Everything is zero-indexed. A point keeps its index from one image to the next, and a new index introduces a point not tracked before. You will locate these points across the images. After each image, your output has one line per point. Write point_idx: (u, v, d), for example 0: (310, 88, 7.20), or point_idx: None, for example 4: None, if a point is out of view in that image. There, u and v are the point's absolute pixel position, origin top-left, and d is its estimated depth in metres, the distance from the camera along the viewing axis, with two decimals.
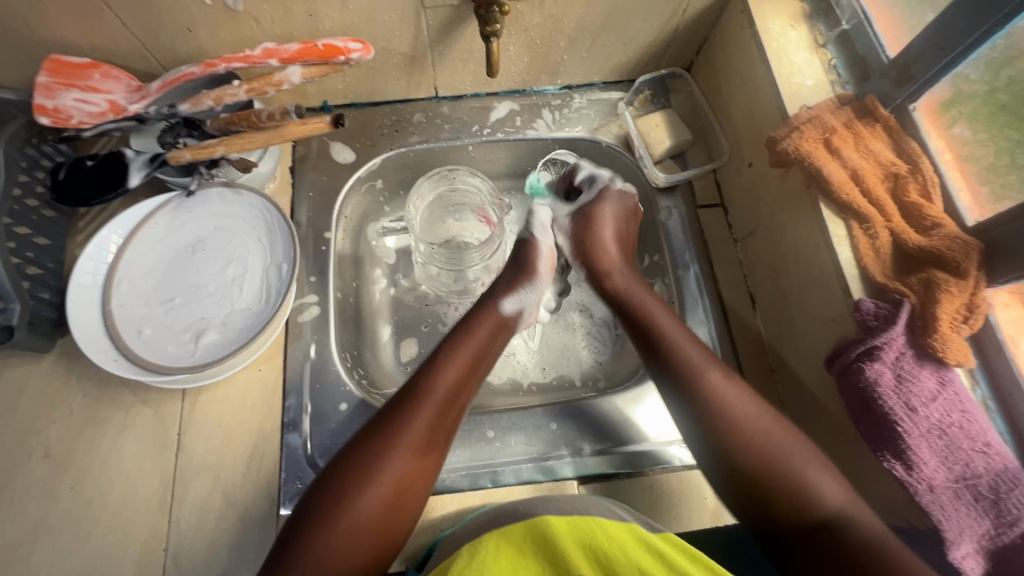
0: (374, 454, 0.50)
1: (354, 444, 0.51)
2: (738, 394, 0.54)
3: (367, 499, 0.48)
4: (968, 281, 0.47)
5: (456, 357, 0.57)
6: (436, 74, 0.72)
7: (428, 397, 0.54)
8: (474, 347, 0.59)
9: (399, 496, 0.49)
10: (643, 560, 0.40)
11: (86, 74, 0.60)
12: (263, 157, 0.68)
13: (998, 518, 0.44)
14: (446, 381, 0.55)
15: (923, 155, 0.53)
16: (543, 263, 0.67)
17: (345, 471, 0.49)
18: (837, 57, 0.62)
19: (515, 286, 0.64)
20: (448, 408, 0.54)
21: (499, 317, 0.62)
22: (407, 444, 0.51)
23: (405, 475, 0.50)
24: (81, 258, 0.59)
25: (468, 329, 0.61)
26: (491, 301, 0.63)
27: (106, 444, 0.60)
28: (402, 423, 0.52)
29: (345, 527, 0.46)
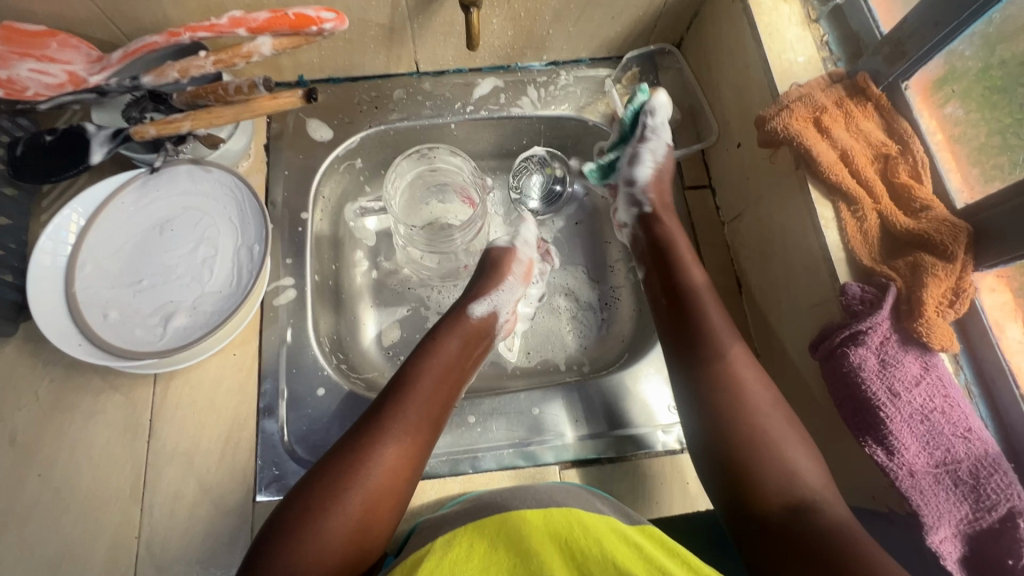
0: (346, 471, 0.49)
1: (325, 461, 0.50)
2: (753, 386, 0.54)
3: (336, 517, 0.47)
4: (955, 265, 0.46)
5: (424, 371, 0.57)
6: (416, 47, 0.69)
7: (399, 412, 0.53)
8: (445, 358, 0.59)
9: (368, 514, 0.48)
10: (617, 553, 0.41)
11: (41, 42, 0.57)
12: (235, 134, 0.65)
13: (977, 503, 0.44)
14: (416, 398, 0.55)
15: (914, 136, 0.52)
16: (519, 267, 0.67)
17: (313, 487, 0.48)
18: (829, 33, 0.60)
19: (486, 285, 0.65)
20: (421, 423, 0.54)
21: (470, 324, 0.63)
22: (378, 460, 0.50)
23: (377, 491, 0.49)
24: (40, 239, 0.56)
25: (438, 340, 0.60)
26: (462, 305, 0.64)
27: (74, 431, 0.58)
28: (371, 437, 0.51)
29: (313, 546, 0.45)
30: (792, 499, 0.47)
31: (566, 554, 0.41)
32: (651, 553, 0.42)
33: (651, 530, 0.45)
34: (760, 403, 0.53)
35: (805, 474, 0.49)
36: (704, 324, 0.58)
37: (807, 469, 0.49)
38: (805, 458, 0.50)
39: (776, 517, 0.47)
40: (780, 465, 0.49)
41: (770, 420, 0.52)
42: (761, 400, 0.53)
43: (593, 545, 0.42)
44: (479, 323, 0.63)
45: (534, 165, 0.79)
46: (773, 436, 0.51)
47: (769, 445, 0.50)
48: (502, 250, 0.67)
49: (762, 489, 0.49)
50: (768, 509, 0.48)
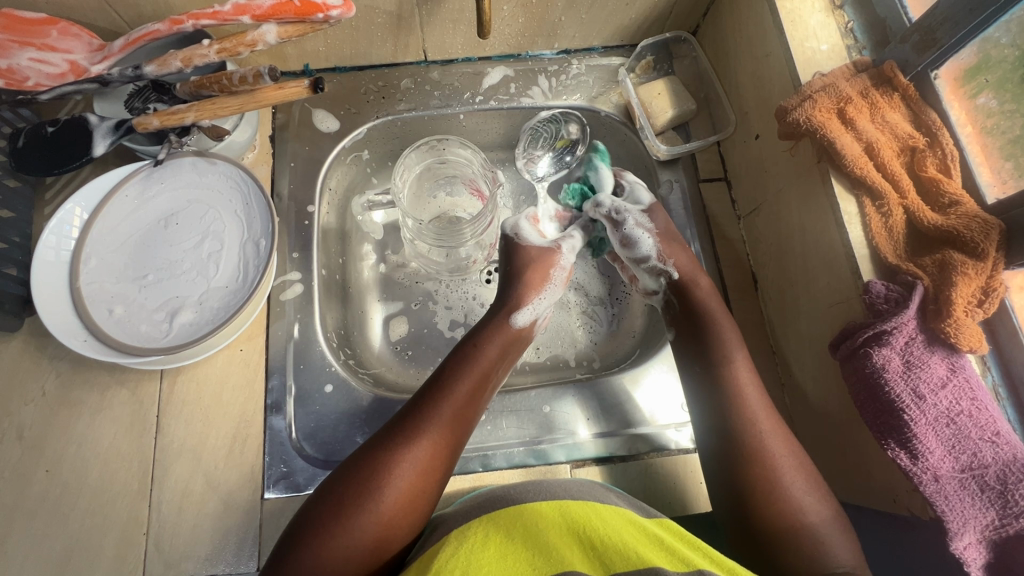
0: (375, 473, 0.48)
1: (356, 462, 0.49)
2: (755, 401, 0.53)
3: (362, 521, 0.46)
4: (985, 264, 0.44)
5: (461, 375, 0.55)
6: (424, 35, 0.67)
7: (434, 416, 0.52)
8: (483, 363, 0.57)
9: (395, 519, 0.47)
10: (638, 545, 0.40)
11: (42, 31, 0.55)
12: (239, 125, 0.64)
13: (1004, 509, 0.43)
14: (451, 402, 0.53)
15: (943, 127, 0.50)
16: (560, 273, 0.64)
17: (339, 488, 0.48)
18: (854, 20, 0.58)
19: (527, 293, 0.62)
20: (455, 430, 0.52)
21: (510, 331, 0.60)
22: (408, 465, 0.49)
23: (406, 497, 0.48)
24: (43, 233, 0.55)
25: (477, 344, 0.58)
26: (504, 313, 0.61)
27: (80, 427, 0.57)
28: (404, 441, 0.50)
29: (338, 546, 0.45)
30: (796, 515, 0.48)
31: (586, 546, 0.40)
32: (672, 546, 0.40)
33: (671, 525, 0.44)
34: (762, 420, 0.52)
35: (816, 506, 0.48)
36: (713, 344, 0.57)
37: (801, 480, 0.49)
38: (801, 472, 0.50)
39: (784, 533, 0.47)
40: (775, 479, 0.49)
41: (772, 435, 0.51)
42: (763, 415, 0.52)
43: (613, 538, 0.40)
44: (521, 332, 0.61)
45: (546, 130, 0.75)
46: (773, 451, 0.50)
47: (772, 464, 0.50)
48: (543, 251, 0.64)
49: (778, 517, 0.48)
50: (772, 525, 0.48)
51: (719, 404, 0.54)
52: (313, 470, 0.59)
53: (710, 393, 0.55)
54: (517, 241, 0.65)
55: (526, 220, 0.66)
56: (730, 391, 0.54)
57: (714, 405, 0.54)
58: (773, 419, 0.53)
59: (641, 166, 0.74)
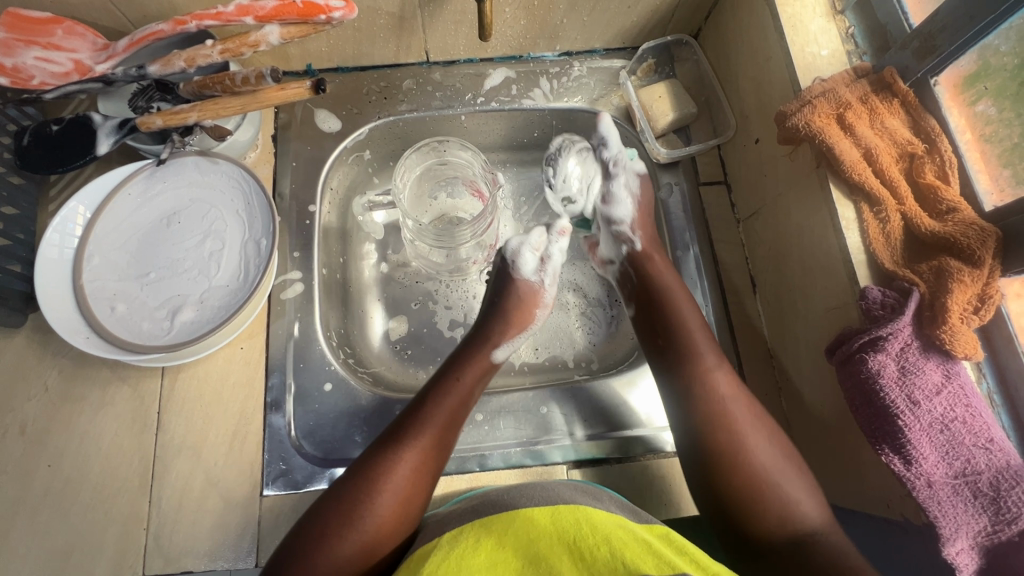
0: (361, 496, 0.49)
1: (339, 491, 0.50)
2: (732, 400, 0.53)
3: (347, 548, 0.47)
4: (982, 271, 0.44)
5: (445, 398, 0.56)
6: (426, 36, 0.67)
7: (416, 438, 0.52)
8: (463, 392, 0.57)
9: (378, 549, 0.48)
10: (628, 551, 0.40)
11: (47, 30, 0.56)
12: (242, 125, 0.65)
13: (996, 516, 0.43)
14: (433, 424, 0.54)
15: (942, 134, 0.50)
16: (542, 313, 0.66)
17: (329, 508, 0.49)
18: (855, 25, 0.58)
19: (506, 329, 0.63)
20: (436, 451, 0.53)
21: (488, 361, 0.61)
22: (392, 486, 0.50)
23: (387, 529, 0.49)
24: (47, 232, 0.56)
25: (457, 372, 0.58)
26: (484, 343, 0.62)
27: (83, 422, 0.58)
28: (384, 472, 0.50)
29: None
30: (789, 528, 0.48)
31: (574, 556, 0.40)
32: (660, 550, 0.41)
33: (663, 531, 0.44)
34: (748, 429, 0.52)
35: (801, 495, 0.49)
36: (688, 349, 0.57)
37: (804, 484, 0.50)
38: (796, 477, 0.50)
39: (773, 544, 0.48)
40: (755, 478, 0.50)
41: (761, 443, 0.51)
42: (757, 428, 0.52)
43: (603, 543, 0.41)
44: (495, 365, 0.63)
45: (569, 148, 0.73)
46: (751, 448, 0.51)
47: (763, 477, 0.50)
48: (532, 293, 0.66)
49: (768, 519, 0.49)
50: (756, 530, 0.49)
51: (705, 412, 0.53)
52: (312, 468, 0.59)
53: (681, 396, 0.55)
54: (512, 270, 0.66)
55: (548, 265, 0.67)
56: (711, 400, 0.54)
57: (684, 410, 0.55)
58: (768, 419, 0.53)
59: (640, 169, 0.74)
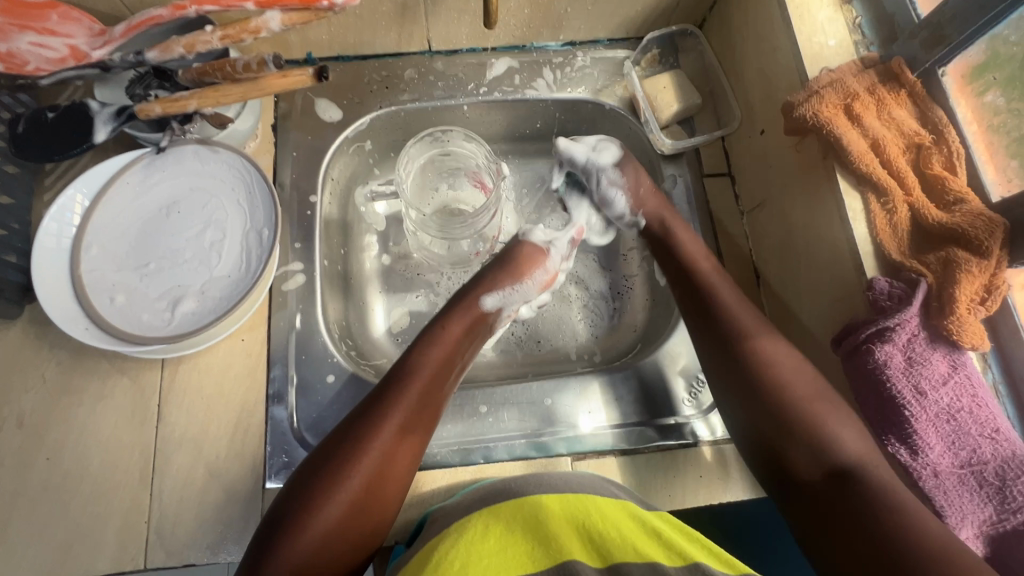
0: (348, 453, 0.49)
1: (327, 448, 0.50)
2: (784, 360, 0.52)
3: (336, 501, 0.47)
4: (989, 262, 0.45)
5: (427, 360, 0.56)
6: (429, 25, 0.66)
7: (396, 403, 0.52)
8: (448, 346, 0.58)
9: (368, 500, 0.49)
10: (637, 538, 0.41)
11: (43, 15, 0.55)
12: (242, 113, 0.64)
13: (1001, 505, 0.43)
14: (414, 390, 0.54)
15: (949, 125, 0.50)
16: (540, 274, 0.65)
17: (314, 476, 0.48)
18: (862, 15, 0.58)
19: (502, 277, 0.63)
20: (421, 409, 0.53)
21: (478, 311, 0.61)
22: (374, 452, 0.50)
23: (375, 480, 0.49)
24: (44, 219, 0.55)
25: (443, 325, 0.59)
26: (473, 295, 0.62)
27: (82, 414, 0.57)
28: (370, 427, 0.51)
29: (312, 530, 0.46)
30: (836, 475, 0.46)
31: (584, 536, 0.42)
32: (670, 538, 0.42)
33: (670, 517, 0.45)
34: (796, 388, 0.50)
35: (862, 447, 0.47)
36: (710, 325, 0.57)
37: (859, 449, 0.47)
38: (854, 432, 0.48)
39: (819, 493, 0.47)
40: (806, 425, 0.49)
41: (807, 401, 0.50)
42: (802, 390, 0.50)
43: (613, 531, 0.42)
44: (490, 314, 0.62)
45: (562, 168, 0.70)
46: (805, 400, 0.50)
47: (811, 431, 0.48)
48: (534, 250, 0.65)
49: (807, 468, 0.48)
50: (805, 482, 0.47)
51: (744, 388, 0.52)
52: None
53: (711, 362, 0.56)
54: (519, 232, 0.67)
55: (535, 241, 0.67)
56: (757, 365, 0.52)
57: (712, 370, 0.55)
58: (818, 395, 0.50)
59: (644, 160, 0.73)
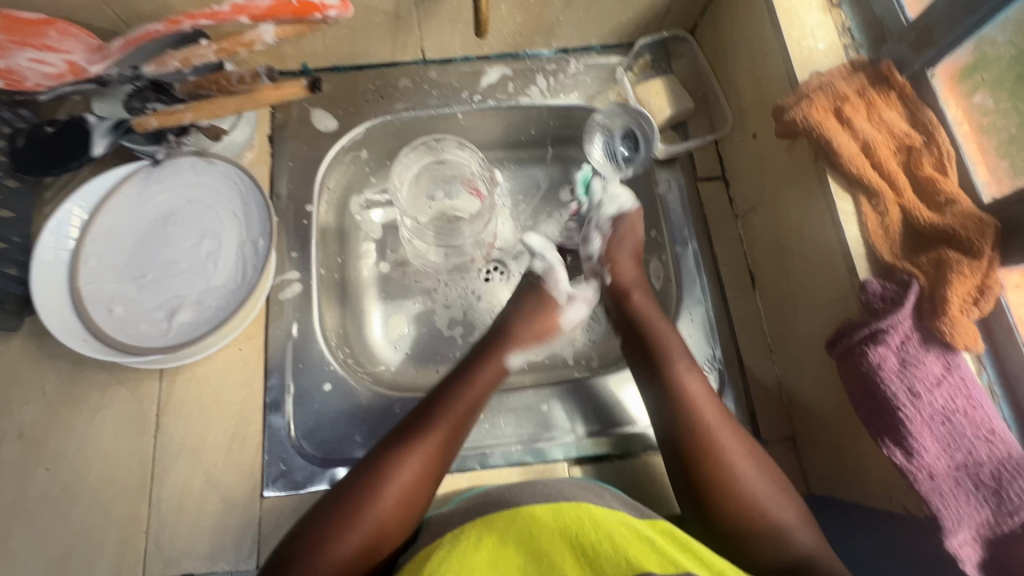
0: (371, 488, 0.50)
1: (350, 480, 0.51)
2: (719, 422, 0.54)
3: (349, 538, 0.48)
4: (981, 262, 0.45)
5: (458, 404, 0.56)
6: (422, 35, 0.67)
7: (422, 444, 0.53)
8: (478, 392, 0.58)
9: (378, 542, 0.49)
10: (628, 546, 0.41)
11: (40, 31, 0.55)
12: (238, 124, 0.65)
13: (998, 507, 0.43)
14: (441, 433, 0.54)
15: (939, 126, 0.50)
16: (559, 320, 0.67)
17: (331, 508, 0.49)
18: (852, 18, 0.58)
19: (523, 333, 0.64)
20: (446, 455, 0.54)
21: (504, 365, 0.62)
22: (401, 476, 0.51)
23: (390, 523, 0.50)
24: (43, 233, 0.55)
25: (473, 370, 0.59)
26: (500, 348, 0.62)
27: (81, 425, 0.58)
28: (393, 466, 0.51)
29: (322, 564, 0.47)
30: (786, 554, 0.49)
31: (577, 549, 0.41)
32: (663, 548, 0.41)
33: (665, 526, 0.44)
34: (732, 451, 0.53)
35: (800, 525, 0.50)
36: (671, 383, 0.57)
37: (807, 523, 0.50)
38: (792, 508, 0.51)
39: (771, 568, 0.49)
40: (745, 492, 0.51)
41: (755, 480, 0.52)
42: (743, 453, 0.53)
43: (604, 538, 0.41)
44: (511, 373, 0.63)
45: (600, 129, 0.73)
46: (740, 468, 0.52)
47: (756, 502, 0.51)
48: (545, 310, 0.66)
49: (760, 546, 0.50)
50: (748, 545, 0.50)
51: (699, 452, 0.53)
52: (312, 468, 0.59)
53: (664, 408, 0.56)
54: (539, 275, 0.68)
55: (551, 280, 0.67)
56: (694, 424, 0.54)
57: (662, 415, 0.56)
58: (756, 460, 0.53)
59: None
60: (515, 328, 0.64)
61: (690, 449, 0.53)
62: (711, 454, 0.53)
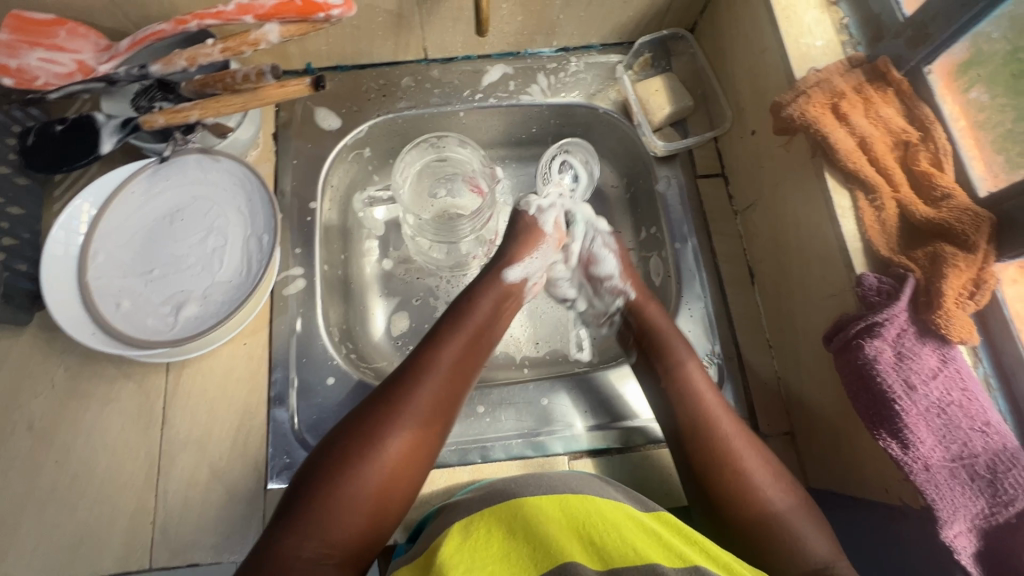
0: (386, 414, 0.51)
1: (359, 412, 0.51)
2: (730, 424, 0.54)
3: (371, 463, 0.48)
4: (976, 256, 0.45)
5: (459, 331, 0.58)
6: (424, 34, 0.68)
7: (430, 370, 0.54)
8: (478, 319, 0.59)
9: (399, 468, 0.49)
10: (635, 538, 0.42)
11: (51, 32, 0.57)
12: (243, 123, 0.66)
13: (993, 497, 0.43)
14: (446, 358, 0.55)
15: (936, 122, 0.50)
16: (550, 238, 0.66)
17: (347, 437, 0.49)
18: (849, 16, 0.58)
19: (520, 250, 0.64)
20: (455, 378, 0.55)
21: (503, 285, 0.63)
22: (411, 414, 0.51)
23: (408, 446, 0.50)
24: (53, 228, 0.57)
25: (472, 298, 0.61)
26: (497, 269, 0.63)
27: (90, 417, 0.59)
28: (405, 392, 0.52)
29: (347, 493, 0.47)
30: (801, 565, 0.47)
31: (584, 539, 0.42)
32: (667, 539, 0.42)
33: (667, 518, 0.45)
34: (744, 456, 0.52)
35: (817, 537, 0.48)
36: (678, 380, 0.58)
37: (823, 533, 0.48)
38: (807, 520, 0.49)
39: None
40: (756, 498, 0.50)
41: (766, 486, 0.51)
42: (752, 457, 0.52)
43: (611, 531, 0.42)
44: (514, 286, 0.63)
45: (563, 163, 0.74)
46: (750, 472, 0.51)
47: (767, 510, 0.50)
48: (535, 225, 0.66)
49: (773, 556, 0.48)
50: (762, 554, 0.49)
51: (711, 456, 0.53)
52: None
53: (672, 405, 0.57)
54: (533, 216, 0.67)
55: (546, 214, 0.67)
56: (705, 425, 0.54)
57: (673, 416, 0.56)
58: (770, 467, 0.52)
59: (637, 163, 0.74)
60: (509, 249, 0.65)
61: (702, 451, 0.53)
62: (722, 456, 0.52)
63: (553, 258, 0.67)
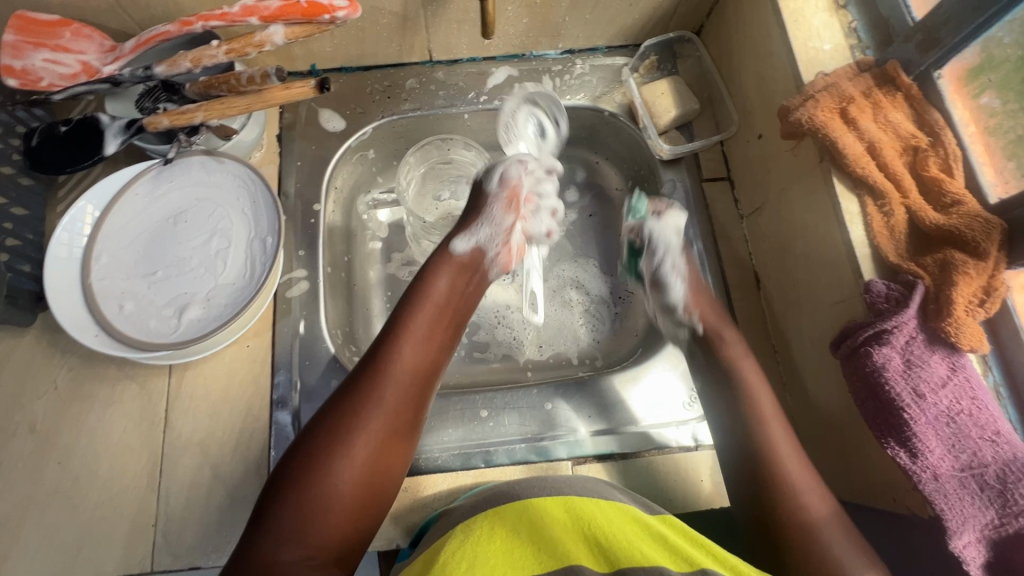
0: (354, 408, 0.50)
1: (325, 410, 0.51)
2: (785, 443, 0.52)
3: (345, 460, 0.48)
4: (987, 263, 0.44)
5: (418, 314, 0.57)
6: (429, 35, 0.68)
7: (392, 360, 0.53)
8: (438, 300, 0.59)
9: (376, 462, 0.49)
10: (641, 542, 0.41)
11: (55, 32, 0.56)
12: (247, 124, 0.65)
13: (1003, 508, 0.43)
14: (409, 346, 0.55)
15: (946, 127, 0.50)
16: (499, 196, 0.63)
17: (316, 435, 0.49)
18: (858, 20, 0.58)
19: (466, 220, 0.63)
20: (421, 365, 0.55)
21: (455, 259, 0.61)
22: (379, 405, 0.51)
23: (380, 439, 0.50)
24: (56, 230, 0.56)
25: (428, 277, 0.60)
26: (445, 245, 0.62)
27: (92, 419, 0.59)
28: (370, 386, 0.51)
29: (322, 492, 0.46)
30: None
31: (591, 541, 0.41)
32: (674, 543, 0.42)
33: (674, 521, 0.45)
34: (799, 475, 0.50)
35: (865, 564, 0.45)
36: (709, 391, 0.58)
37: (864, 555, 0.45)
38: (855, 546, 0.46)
39: None
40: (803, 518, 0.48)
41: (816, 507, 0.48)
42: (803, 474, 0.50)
43: (617, 533, 0.42)
44: (464, 259, 0.62)
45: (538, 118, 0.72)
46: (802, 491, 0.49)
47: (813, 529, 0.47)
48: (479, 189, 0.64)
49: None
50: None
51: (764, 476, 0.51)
52: None
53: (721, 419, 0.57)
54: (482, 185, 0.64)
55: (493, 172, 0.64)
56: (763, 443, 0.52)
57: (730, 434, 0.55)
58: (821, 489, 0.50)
59: (643, 166, 0.74)
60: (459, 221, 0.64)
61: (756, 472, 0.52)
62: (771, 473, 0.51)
63: (507, 219, 0.64)
